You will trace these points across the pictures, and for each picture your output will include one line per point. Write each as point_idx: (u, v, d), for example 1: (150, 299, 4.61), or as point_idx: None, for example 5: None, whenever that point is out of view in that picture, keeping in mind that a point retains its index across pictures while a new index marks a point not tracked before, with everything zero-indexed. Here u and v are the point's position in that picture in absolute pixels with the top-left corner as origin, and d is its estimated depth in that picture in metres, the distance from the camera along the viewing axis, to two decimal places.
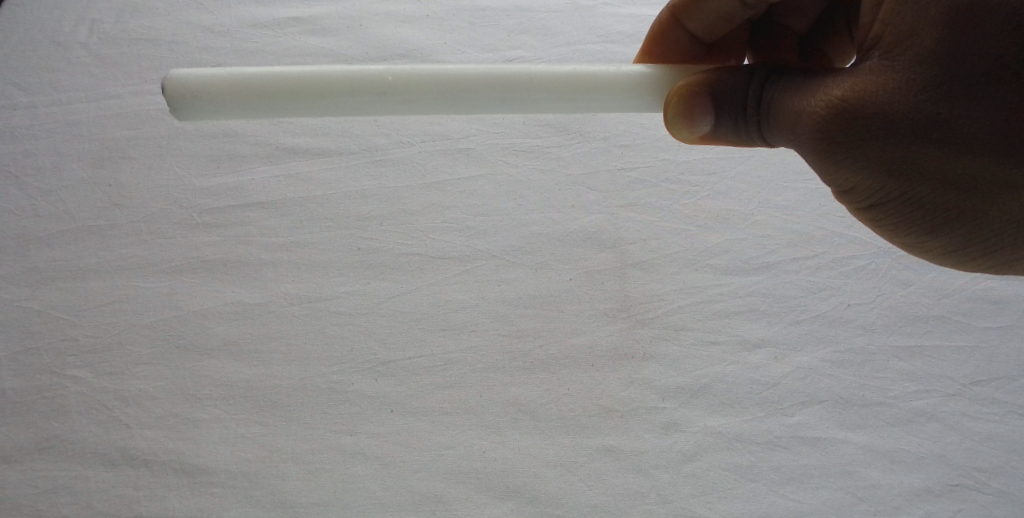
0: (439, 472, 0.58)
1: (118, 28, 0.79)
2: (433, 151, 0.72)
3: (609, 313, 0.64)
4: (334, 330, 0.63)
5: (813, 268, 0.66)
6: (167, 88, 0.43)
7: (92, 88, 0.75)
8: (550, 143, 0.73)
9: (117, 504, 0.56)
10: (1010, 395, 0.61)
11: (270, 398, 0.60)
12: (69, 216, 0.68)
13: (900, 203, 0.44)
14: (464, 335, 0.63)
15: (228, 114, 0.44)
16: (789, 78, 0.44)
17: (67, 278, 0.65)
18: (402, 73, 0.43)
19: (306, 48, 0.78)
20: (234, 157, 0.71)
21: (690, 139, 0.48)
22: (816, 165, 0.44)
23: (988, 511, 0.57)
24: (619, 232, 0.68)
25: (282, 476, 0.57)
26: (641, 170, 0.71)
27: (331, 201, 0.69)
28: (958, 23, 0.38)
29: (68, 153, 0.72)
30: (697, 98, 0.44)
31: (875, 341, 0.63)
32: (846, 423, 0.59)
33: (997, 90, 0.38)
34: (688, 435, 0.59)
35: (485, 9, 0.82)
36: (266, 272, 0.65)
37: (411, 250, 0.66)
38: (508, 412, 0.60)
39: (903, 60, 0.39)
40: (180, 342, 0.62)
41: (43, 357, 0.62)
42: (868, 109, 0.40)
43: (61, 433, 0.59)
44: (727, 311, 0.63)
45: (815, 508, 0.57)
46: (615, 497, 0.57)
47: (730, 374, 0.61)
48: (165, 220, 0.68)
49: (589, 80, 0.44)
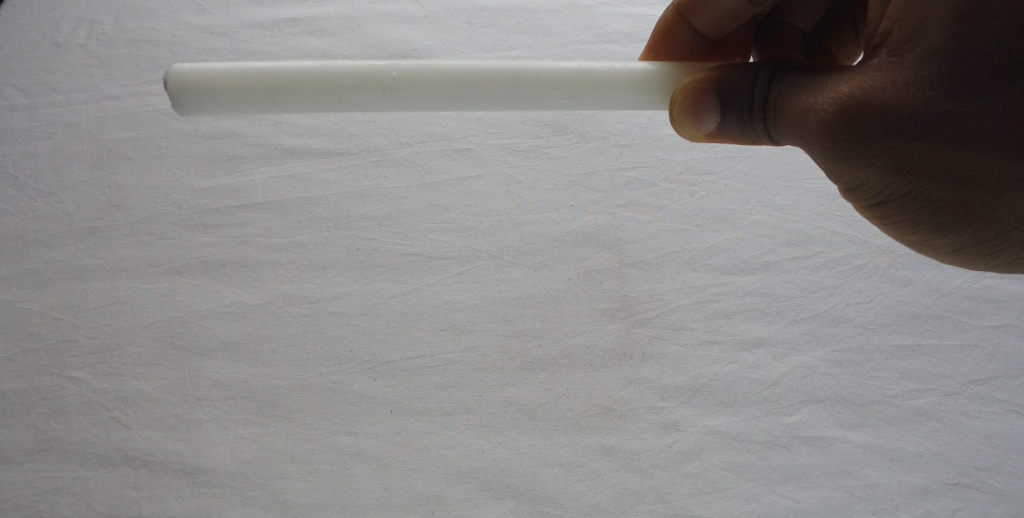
0: (439, 473, 0.58)
1: (117, 29, 0.79)
2: (433, 151, 0.72)
3: (608, 312, 0.64)
4: (335, 330, 0.63)
5: (812, 268, 0.66)
6: (170, 84, 0.43)
7: (92, 89, 0.75)
8: (549, 142, 0.73)
9: (117, 505, 0.56)
10: (1008, 393, 0.61)
11: (270, 398, 0.60)
12: (68, 216, 0.68)
13: (908, 201, 0.45)
14: (464, 335, 0.63)
15: (231, 110, 0.44)
16: (796, 76, 0.44)
17: (67, 278, 0.65)
18: (408, 69, 0.43)
19: (306, 48, 0.78)
20: (234, 157, 0.71)
21: (696, 137, 0.48)
22: (824, 163, 0.44)
23: (987, 510, 0.57)
24: (618, 232, 0.68)
25: (282, 476, 0.57)
26: (640, 171, 0.72)
27: (331, 202, 0.69)
28: (966, 20, 0.39)
29: (68, 154, 0.71)
30: (704, 96, 0.45)
31: (874, 341, 0.63)
32: (846, 422, 0.60)
33: (1006, 86, 0.39)
34: (687, 434, 0.59)
35: (484, 9, 0.82)
36: (264, 272, 0.65)
37: (411, 250, 0.67)
38: (508, 412, 0.60)
39: (911, 58, 0.40)
40: (181, 342, 0.62)
41: (42, 358, 0.61)
42: (876, 106, 0.41)
43: (60, 433, 0.58)
44: (727, 311, 0.64)
45: (815, 508, 0.57)
46: (615, 496, 0.57)
47: (729, 374, 0.62)
48: (165, 220, 0.68)
49: (595, 79, 0.44)
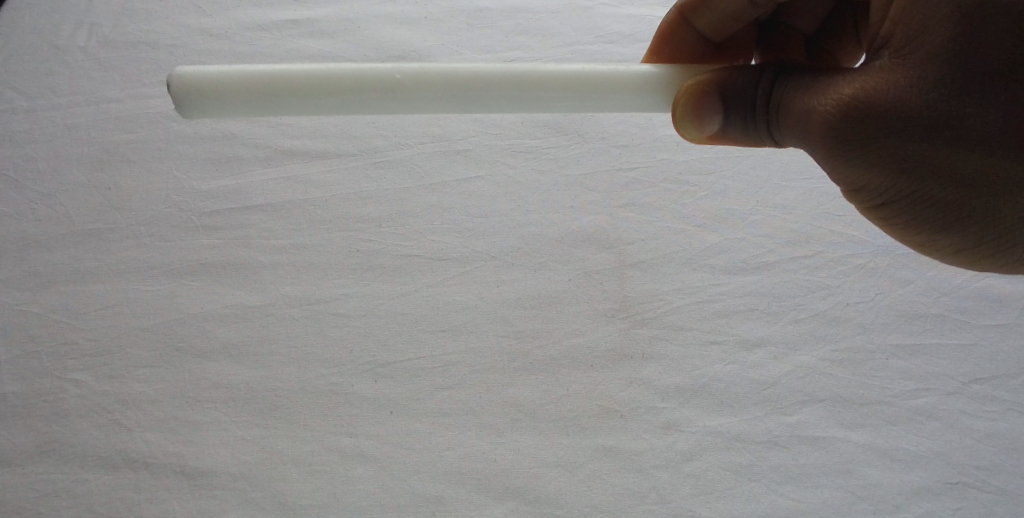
0: (440, 473, 0.58)
1: (116, 32, 0.79)
2: (433, 152, 0.72)
3: (608, 313, 0.64)
4: (336, 331, 0.63)
5: (812, 268, 0.66)
6: (173, 86, 0.43)
7: (93, 92, 0.75)
8: (549, 143, 0.73)
9: (118, 508, 0.56)
10: (1008, 393, 0.61)
11: (271, 400, 0.60)
12: (68, 219, 0.68)
13: (912, 201, 0.45)
14: (464, 336, 0.63)
15: (233, 112, 0.44)
16: (799, 77, 0.44)
17: (67, 282, 0.65)
18: (412, 71, 0.43)
19: (306, 50, 0.78)
20: (234, 160, 0.71)
21: (699, 139, 0.48)
22: (827, 165, 0.44)
23: (987, 509, 0.57)
24: (618, 232, 0.68)
25: (283, 478, 0.57)
26: (640, 171, 0.72)
27: (331, 203, 0.69)
28: (970, 22, 0.38)
29: (67, 157, 0.71)
30: (707, 97, 0.45)
31: (874, 340, 0.63)
32: (846, 422, 0.60)
33: (1010, 87, 0.38)
34: (687, 434, 0.59)
35: (483, 10, 0.82)
36: (265, 274, 0.65)
37: (411, 251, 0.67)
38: (508, 413, 0.60)
39: (913, 59, 0.40)
40: (181, 345, 0.62)
41: (44, 361, 0.61)
42: (880, 107, 0.41)
43: (60, 437, 0.58)
44: (727, 311, 0.64)
45: (815, 508, 0.57)
46: (616, 496, 0.57)
47: (729, 374, 0.62)
48: (165, 223, 0.68)
49: (597, 80, 0.44)
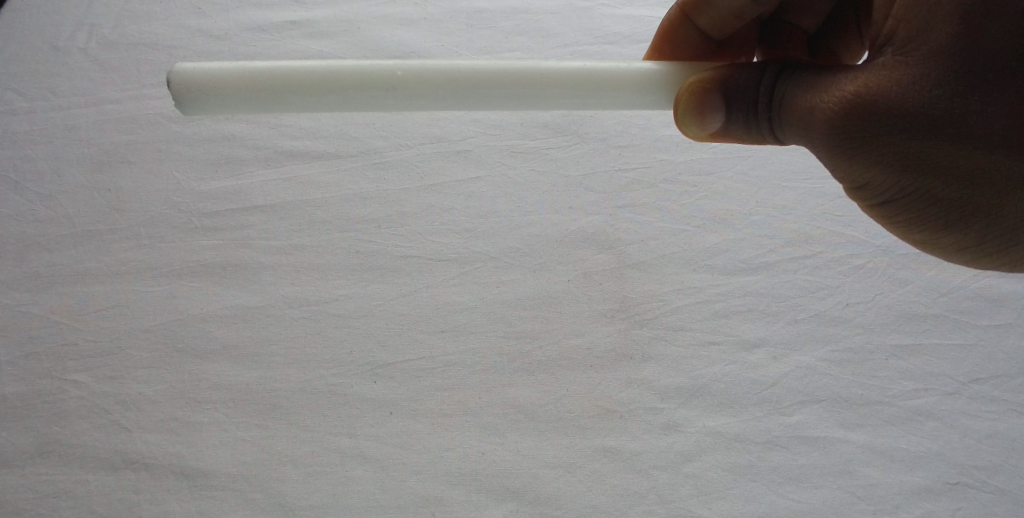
0: (440, 474, 0.58)
1: (117, 33, 0.79)
2: (433, 153, 0.72)
3: (608, 313, 0.64)
4: (336, 332, 0.63)
5: (812, 268, 0.66)
6: (173, 83, 0.43)
7: (93, 93, 0.75)
8: (548, 144, 0.73)
9: (117, 508, 0.56)
10: (1009, 393, 0.61)
11: (272, 401, 0.60)
12: (68, 220, 0.68)
13: (914, 198, 0.45)
14: (463, 336, 0.63)
15: (234, 109, 0.44)
16: (800, 75, 0.44)
17: (68, 282, 0.65)
18: (413, 68, 0.43)
19: (305, 51, 0.78)
20: (234, 160, 0.71)
21: (700, 138, 0.48)
22: (829, 162, 0.44)
23: (987, 509, 0.57)
24: (617, 233, 0.68)
25: (283, 478, 0.57)
26: (640, 171, 0.72)
27: (331, 204, 0.69)
28: (975, 18, 0.38)
29: (67, 158, 0.71)
30: (709, 95, 0.45)
31: (874, 340, 0.63)
32: (846, 422, 0.60)
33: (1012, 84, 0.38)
34: (687, 434, 0.59)
35: (483, 11, 0.82)
36: (266, 274, 0.65)
37: (410, 252, 0.67)
38: (508, 413, 0.60)
39: (916, 56, 0.40)
40: (180, 346, 0.62)
41: (44, 362, 0.61)
42: (881, 105, 0.41)
43: (61, 437, 0.58)
44: (726, 311, 0.64)
45: (815, 508, 0.57)
46: (615, 496, 0.57)
47: (729, 374, 0.62)
48: (165, 224, 0.68)
49: (599, 78, 0.44)
